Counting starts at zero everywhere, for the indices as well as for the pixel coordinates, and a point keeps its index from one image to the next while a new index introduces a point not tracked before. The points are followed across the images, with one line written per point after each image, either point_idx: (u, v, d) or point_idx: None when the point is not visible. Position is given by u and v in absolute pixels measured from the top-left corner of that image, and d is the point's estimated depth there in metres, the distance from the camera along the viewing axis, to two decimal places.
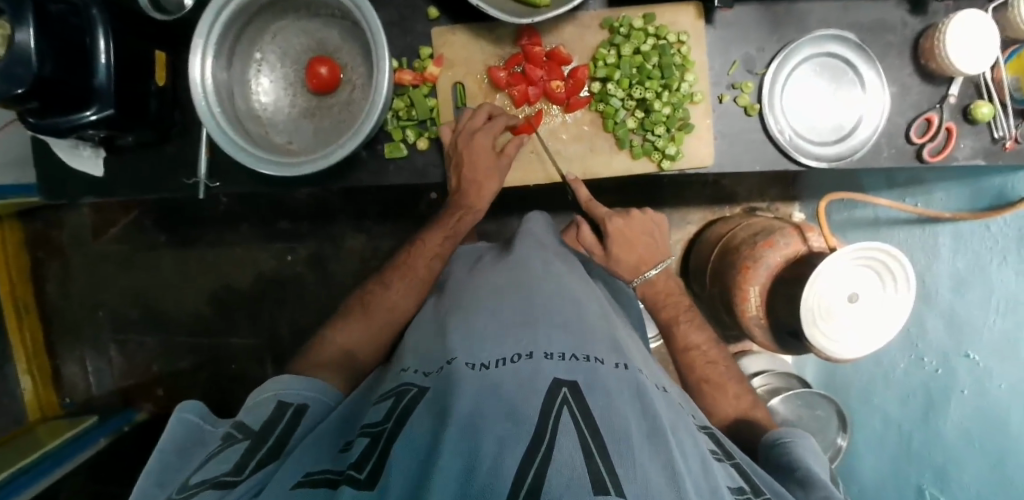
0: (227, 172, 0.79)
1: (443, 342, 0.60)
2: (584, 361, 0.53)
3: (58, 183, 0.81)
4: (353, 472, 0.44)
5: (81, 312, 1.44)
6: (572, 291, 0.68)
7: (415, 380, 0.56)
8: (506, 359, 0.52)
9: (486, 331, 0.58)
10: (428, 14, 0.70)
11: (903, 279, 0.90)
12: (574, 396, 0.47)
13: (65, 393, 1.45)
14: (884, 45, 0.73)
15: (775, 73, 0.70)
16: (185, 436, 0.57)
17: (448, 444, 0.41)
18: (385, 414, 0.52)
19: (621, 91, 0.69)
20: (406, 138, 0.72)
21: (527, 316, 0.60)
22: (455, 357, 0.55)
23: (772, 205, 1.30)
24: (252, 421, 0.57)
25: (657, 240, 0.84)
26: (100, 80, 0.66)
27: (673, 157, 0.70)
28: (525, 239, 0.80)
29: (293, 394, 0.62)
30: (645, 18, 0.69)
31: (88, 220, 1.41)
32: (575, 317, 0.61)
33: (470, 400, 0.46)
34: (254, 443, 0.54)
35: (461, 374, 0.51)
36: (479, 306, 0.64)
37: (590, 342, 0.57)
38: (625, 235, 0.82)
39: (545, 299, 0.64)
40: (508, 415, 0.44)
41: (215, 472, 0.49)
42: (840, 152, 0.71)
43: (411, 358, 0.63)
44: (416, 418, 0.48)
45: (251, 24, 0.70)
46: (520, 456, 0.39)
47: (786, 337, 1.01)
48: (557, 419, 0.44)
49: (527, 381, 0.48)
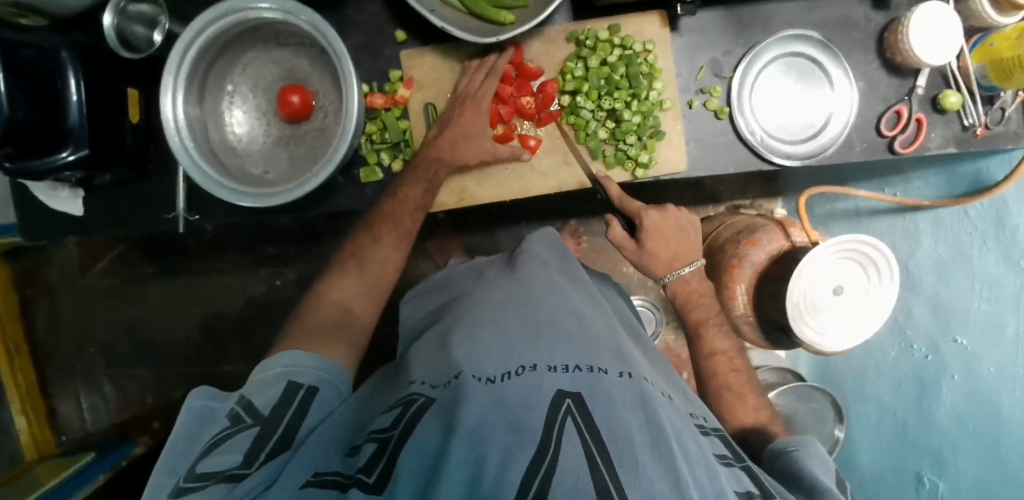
0: (205, 204, 0.78)
1: (445, 357, 0.58)
2: (587, 371, 0.53)
3: (39, 225, 0.81)
4: (361, 475, 0.44)
5: (72, 348, 1.44)
6: (572, 304, 0.68)
7: (422, 391, 0.54)
8: (511, 373, 0.52)
9: (486, 347, 0.57)
10: (396, 37, 0.71)
11: (885, 266, 0.90)
12: (578, 407, 0.47)
13: (60, 430, 1.42)
14: (849, 42, 0.74)
15: (741, 75, 0.70)
16: (195, 420, 0.56)
17: (455, 452, 0.42)
18: (393, 419, 0.50)
19: (591, 103, 0.69)
20: (381, 161, 0.72)
21: (528, 331, 0.60)
22: (462, 371, 0.54)
23: (755, 202, 1.29)
24: (262, 405, 0.54)
25: (689, 240, 0.86)
26: (74, 120, 0.66)
27: (646, 165, 0.69)
28: (529, 256, 0.78)
29: (304, 374, 0.59)
30: (610, 29, 0.68)
31: (74, 256, 1.41)
32: (575, 328, 0.61)
33: (478, 407, 0.47)
34: (262, 430, 0.52)
35: (468, 386, 0.50)
36: (481, 319, 0.63)
37: (593, 352, 0.57)
38: (658, 230, 0.84)
39: (546, 312, 0.64)
40: (510, 426, 0.45)
41: (229, 461, 0.48)
42: (811, 150, 0.72)
43: (417, 370, 0.60)
44: (426, 424, 0.47)
45: (221, 57, 0.70)
46: (528, 460, 0.40)
47: (778, 335, 1.02)
48: (561, 429, 0.44)
49: (530, 393, 0.49)
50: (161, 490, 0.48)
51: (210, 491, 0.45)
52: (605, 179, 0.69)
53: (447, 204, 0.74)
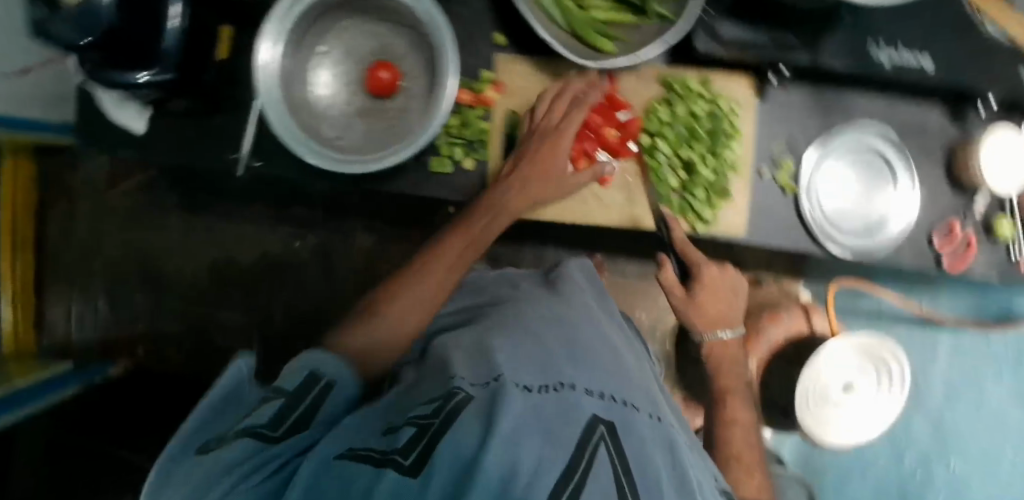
0: (270, 153, 0.78)
1: (487, 355, 0.58)
2: (620, 405, 0.54)
3: (98, 132, 0.82)
4: (396, 457, 0.42)
5: (76, 259, 1.42)
6: (608, 336, 0.69)
7: (461, 385, 0.52)
8: (548, 387, 0.52)
9: (528, 358, 0.57)
10: (495, 39, 0.71)
11: (896, 382, 0.94)
12: (610, 436, 0.47)
13: (43, 335, 1.42)
14: (923, 150, 0.75)
15: (814, 157, 0.72)
16: (219, 390, 0.52)
17: (496, 448, 0.40)
18: (434, 409, 0.48)
19: (669, 148, 0.70)
20: (454, 155, 0.72)
21: (568, 353, 0.60)
22: (502, 376, 0.52)
23: (777, 279, 1.30)
24: (287, 383, 0.52)
25: (734, 302, 0.85)
26: (168, 46, 0.65)
27: (707, 221, 0.71)
28: (569, 282, 0.79)
29: (331, 366, 0.54)
30: (701, 82, 0.70)
31: (102, 170, 1.40)
32: (612, 363, 0.62)
33: (518, 411, 0.45)
34: (287, 406, 0.50)
35: (515, 389, 0.49)
36: (522, 329, 0.63)
37: (628, 390, 0.58)
38: (712, 285, 0.82)
39: (587, 344, 0.63)
40: (548, 434, 0.44)
41: (252, 423, 0.47)
42: (868, 245, 0.73)
43: (455, 363, 0.58)
44: (466, 421, 0.45)
45: (323, 18, 0.71)
46: (558, 474, 0.40)
47: (779, 413, 1.03)
48: (594, 453, 0.44)
49: (567, 409, 0.48)
50: (177, 450, 0.46)
51: (238, 444, 0.44)
52: (672, 220, 0.70)
53: None
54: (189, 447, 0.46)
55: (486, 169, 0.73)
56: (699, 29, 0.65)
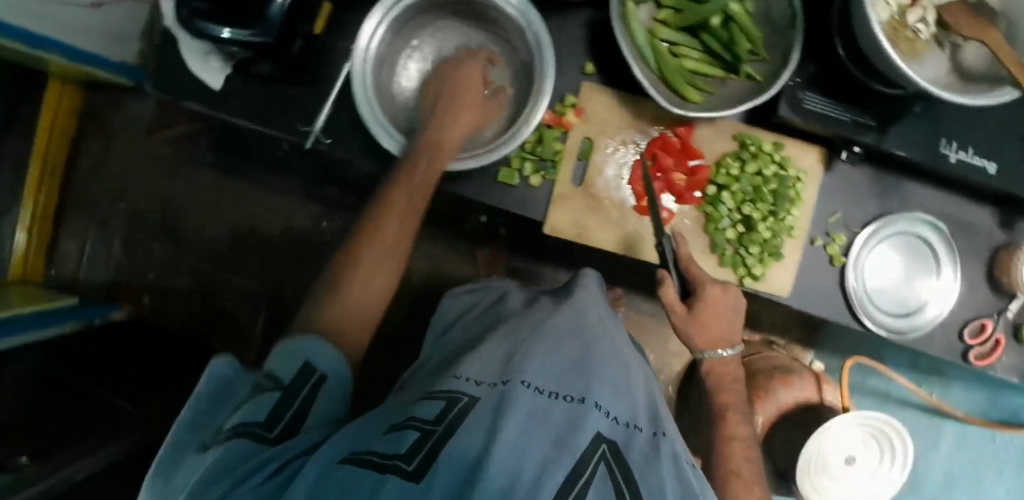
0: (341, 133, 0.79)
1: (506, 359, 0.57)
2: (625, 426, 0.52)
3: (171, 81, 0.81)
4: (399, 461, 0.39)
5: (101, 196, 1.41)
6: (623, 354, 0.66)
7: (467, 389, 0.51)
8: (558, 394, 0.52)
9: (541, 363, 0.56)
10: (584, 66, 0.73)
11: (901, 460, 0.94)
12: (614, 455, 0.46)
13: (52, 266, 1.40)
14: (967, 247, 0.77)
15: (867, 235, 0.74)
16: (209, 397, 0.51)
17: (499, 455, 0.39)
18: (438, 414, 0.46)
19: (732, 202, 0.72)
20: (523, 169, 0.73)
21: (579, 361, 0.59)
22: (512, 378, 0.52)
23: (788, 344, 1.31)
24: (282, 373, 0.50)
25: (735, 321, 0.70)
26: (274, 12, 0.66)
27: (756, 277, 0.72)
28: (583, 285, 0.75)
29: (324, 352, 0.52)
30: (774, 144, 0.72)
31: (148, 114, 1.40)
32: (624, 381, 0.60)
33: (522, 422, 0.45)
34: (283, 400, 0.48)
35: (522, 393, 0.49)
36: (537, 333, 0.62)
37: (634, 409, 0.57)
38: (710, 305, 0.67)
39: (601, 355, 0.62)
40: (552, 443, 0.44)
41: (249, 420, 0.45)
42: (902, 328, 0.75)
43: (465, 367, 0.57)
44: (468, 427, 0.43)
45: (422, 14, 0.73)
46: (561, 480, 0.40)
47: (775, 475, 1.04)
48: (595, 467, 0.43)
49: (574, 421, 0.48)
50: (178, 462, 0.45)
51: (236, 443, 0.43)
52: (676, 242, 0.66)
53: (559, 232, 0.74)
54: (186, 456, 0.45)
55: (552, 188, 0.74)
56: (784, 96, 0.68)
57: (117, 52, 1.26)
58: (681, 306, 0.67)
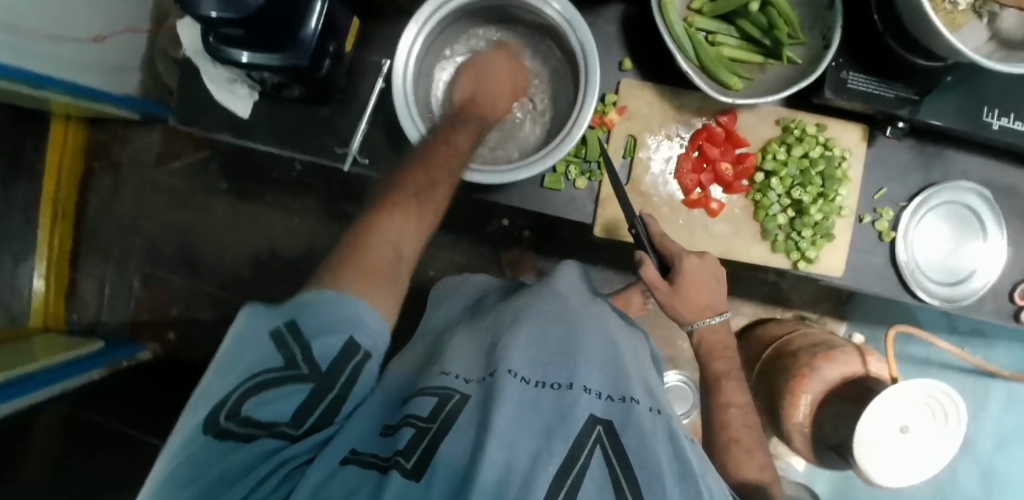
0: (376, 150, 0.76)
1: (491, 354, 0.56)
2: (619, 401, 0.49)
3: (196, 111, 0.79)
4: (399, 459, 0.39)
5: (115, 232, 1.40)
6: (611, 332, 0.64)
7: (454, 386, 0.50)
8: (548, 384, 0.50)
9: (525, 352, 0.55)
10: (621, 64, 0.74)
11: (954, 413, 0.96)
12: (608, 436, 0.44)
13: (73, 309, 1.40)
14: (1011, 209, 0.77)
15: (915, 207, 0.74)
16: (242, 337, 0.44)
17: (488, 454, 0.38)
18: (431, 410, 0.46)
19: (781, 188, 0.72)
20: (569, 172, 0.74)
21: (566, 344, 0.57)
22: (498, 370, 0.51)
23: (820, 317, 1.32)
24: (322, 356, 0.43)
25: (719, 290, 0.68)
26: (308, 34, 0.63)
27: (811, 260, 0.72)
28: (566, 276, 0.76)
29: (368, 334, 0.47)
30: (818, 127, 0.72)
31: (154, 146, 1.39)
32: (614, 356, 0.58)
33: (511, 414, 0.43)
34: (316, 390, 0.43)
35: (507, 381, 0.48)
36: (520, 322, 0.61)
37: (627, 383, 0.53)
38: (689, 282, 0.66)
39: (587, 332, 0.61)
40: (541, 433, 0.43)
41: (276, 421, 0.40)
42: (953, 296, 0.75)
43: (450, 363, 0.56)
44: (461, 431, 0.43)
45: (453, 25, 0.75)
46: (554, 471, 0.39)
47: (826, 450, 1.05)
48: (588, 455, 0.42)
49: (562, 410, 0.46)
50: (180, 441, 0.39)
51: (255, 446, 0.38)
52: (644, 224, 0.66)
53: (609, 232, 0.74)
54: (196, 431, 0.39)
55: (600, 188, 0.75)
56: (828, 79, 0.67)
57: (120, 85, 1.24)
58: (663, 283, 0.66)
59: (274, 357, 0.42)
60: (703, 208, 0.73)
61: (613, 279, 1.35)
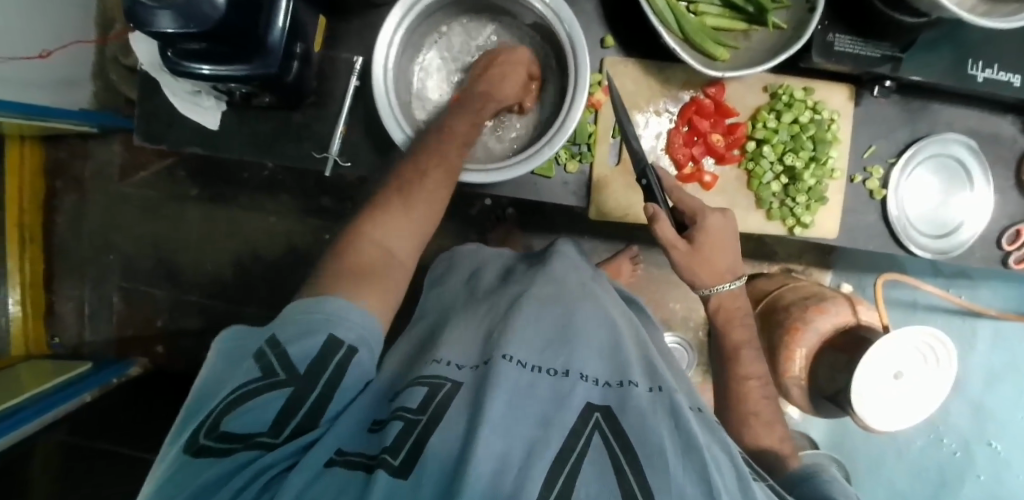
0: (357, 152, 0.74)
1: (485, 341, 0.55)
2: (618, 385, 0.48)
3: (161, 126, 0.75)
4: (387, 456, 0.39)
5: (89, 251, 1.35)
6: (605, 309, 0.62)
7: (448, 374, 0.49)
8: (540, 370, 0.49)
9: (521, 338, 0.53)
10: (604, 41, 0.71)
11: (944, 355, 1.00)
12: (607, 421, 0.43)
13: (54, 334, 1.35)
14: (994, 156, 0.77)
15: (904, 163, 0.74)
16: (225, 355, 0.48)
17: (481, 450, 0.37)
18: (422, 401, 0.45)
19: (773, 154, 0.72)
20: (559, 158, 0.73)
21: (563, 327, 0.56)
22: (491, 357, 0.50)
23: (806, 269, 1.34)
24: (299, 358, 0.44)
25: (733, 245, 0.67)
26: (274, 40, 0.59)
27: (807, 225, 0.73)
28: (561, 258, 0.74)
29: (349, 329, 0.48)
30: (805, 90, 0.72)
31: (118, 158, 1.33)
32: (612, 336, 0.56)
33: (504, 403, 0.42)
34: (296, 394, 0.44)
35: (502, 366, 0.47)
36: (516, 305, 0.60)
37: (625, 363, 0.51)
38: (707, 230, 0.65)
39: (583, 311, 0.59)
40: (537, 422, 0.42)
41: (254, 431, 0.41)
42: (943, 248, 0.76)
43: (444, 350, 0.55)
44: (453, 423, 0.42)
45: (430, 18, 0.71)
46: (549, 461, 0.38)
47: (822, 400, 1.08)
48: (587, 442, 0.40)
49: (560, 396, 0.45)
50: (170, 457, 0.41)
51: (240, 456, 0.40)
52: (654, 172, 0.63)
53: (605, 214, 0.74)
54: (182, 447, 0.41)
55: (592, 172, 0.73)
56: (815, 43, 0.66)
57: (72, 98, 1.17)
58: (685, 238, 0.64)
59: (253, 370, 0.44)
60: (699, 182, 0.72)
61: (602, 250, 1.35)
